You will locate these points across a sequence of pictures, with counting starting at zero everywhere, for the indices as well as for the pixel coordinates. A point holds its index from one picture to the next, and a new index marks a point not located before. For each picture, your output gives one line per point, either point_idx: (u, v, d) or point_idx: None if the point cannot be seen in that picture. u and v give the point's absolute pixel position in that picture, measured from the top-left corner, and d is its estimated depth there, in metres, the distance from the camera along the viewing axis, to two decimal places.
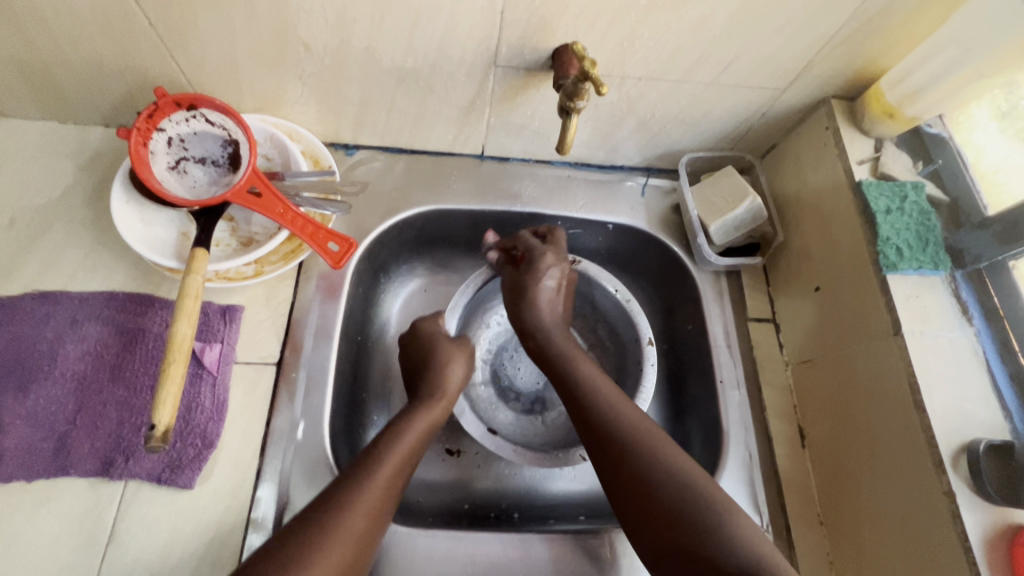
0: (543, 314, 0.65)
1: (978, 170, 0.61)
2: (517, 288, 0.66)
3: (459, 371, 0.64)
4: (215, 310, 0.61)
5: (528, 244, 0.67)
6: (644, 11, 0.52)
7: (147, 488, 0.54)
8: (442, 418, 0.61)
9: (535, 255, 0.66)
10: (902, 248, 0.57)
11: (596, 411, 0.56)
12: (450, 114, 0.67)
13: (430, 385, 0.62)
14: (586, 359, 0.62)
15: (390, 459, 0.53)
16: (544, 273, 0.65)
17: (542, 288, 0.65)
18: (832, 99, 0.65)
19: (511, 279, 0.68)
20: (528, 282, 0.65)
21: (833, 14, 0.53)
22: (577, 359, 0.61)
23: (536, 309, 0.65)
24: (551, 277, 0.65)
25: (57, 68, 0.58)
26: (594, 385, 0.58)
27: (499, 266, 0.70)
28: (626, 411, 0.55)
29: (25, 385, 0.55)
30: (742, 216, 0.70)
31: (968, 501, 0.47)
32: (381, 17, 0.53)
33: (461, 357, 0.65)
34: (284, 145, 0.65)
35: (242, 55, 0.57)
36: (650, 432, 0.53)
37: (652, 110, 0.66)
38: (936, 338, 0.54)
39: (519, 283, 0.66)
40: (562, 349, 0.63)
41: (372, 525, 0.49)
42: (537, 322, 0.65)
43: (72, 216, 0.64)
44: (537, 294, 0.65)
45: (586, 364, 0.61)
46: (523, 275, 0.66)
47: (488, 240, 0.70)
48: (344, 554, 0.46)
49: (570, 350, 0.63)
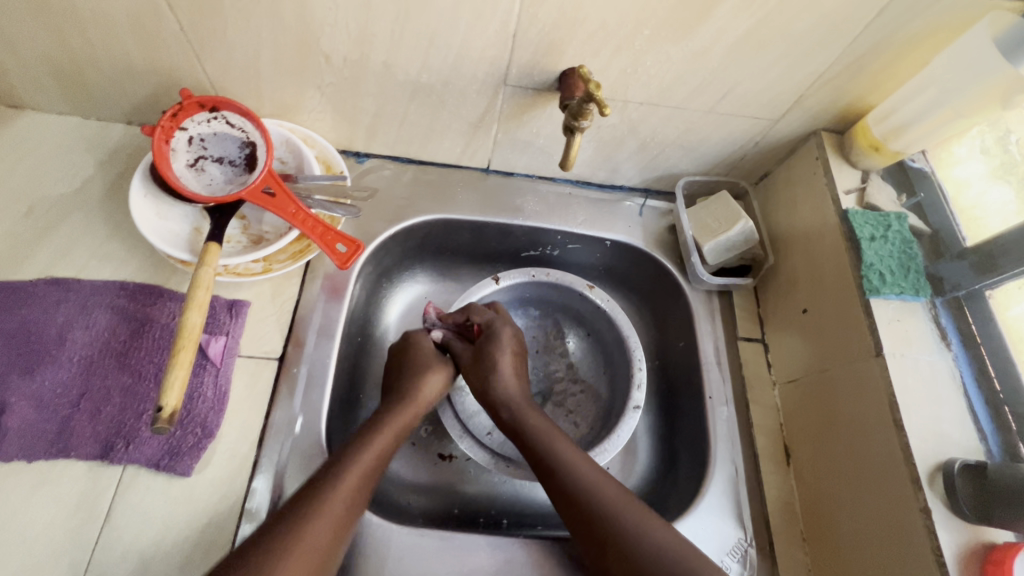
0: (509, 385, 0.66)
1: (957, 205, 0.64)
2: (480, 358, 0.68)
3: (434, 380, 0.66)
4: (222, 304, 0.63)
5: (484, 316, 0.70)
6: (647, 41, 0.56)
7: (145, 473, 0.55)
8: (411, 421, 0.63)
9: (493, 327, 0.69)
10: (885, 274, 0.59)
11: (576, 470, 0.56)
12: (459, 128, 0.70)
13: (403, 390, 0.64)
14: (560, 432, 0.61)
15: (370, 450, 0.56)
16: (502, 345, 0.68)
17: (502, 359, 0.67)
18: (822, 132, 0.69)
19: (467, 352, 0.69)
20: (489, 350, 0.67)
21: (824, 52, 0.56)
22: (554, 438, 0.60)
23: (500, 377, 0.66)
24: (507, 350, 0.68)
25: (87, 66, 0.61)
26: (573, 462, 0.57)
27: (447, 341, 0.71)
28: (608, 488, 0.55)
29: (32, 367, 0.56)
30: (736, 237, 0.72)
31: (944, 519, 0.49)
32: (401, 34, 0.56)
33: (434, 367, 0.67)
34: (299, 149, 0.67)
35: (266, 63, 0.60)
36: (634, 512, 0.53)
37: (652, 134, 0.69)
38: (917, 360, 0.56)
39: (480, 354, 0.68)
40: (533, 424, 0.62)
41: (354, 501, 0.52)
42: (504, 395, 0.65)
43: (88, 207, 0.66)
44: (498, 363, 0.66)
45: (562, 441, 0.60)
46: (482, 347, 0.68)
47: (430, 315, 0.72)
48: (326, 531, 0.49)
49: (541, 420, 0.62)
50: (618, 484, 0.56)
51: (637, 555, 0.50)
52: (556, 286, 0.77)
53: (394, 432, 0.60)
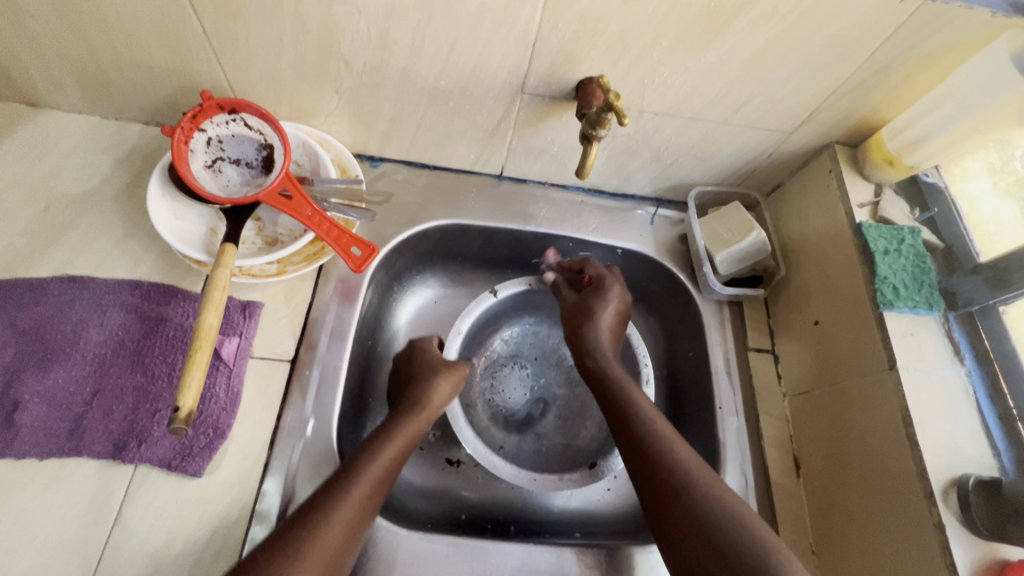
0: (603, 343, 0.67)
1: (971, 220, 0.64)
2: (581, 306, 0.70)
3: (447, 385, 0.65)
4: (235, 305, 0.63)
5: (596, 270, 0.72)
6: (665, 52, 0.56)
7: (156, 473, 0.55)
8: (422, 429, 0.61)
9: (603, 282, 0.70)
10: (898, 288, 0.59)
11: (651, 427, 0.58)
12: (475, 134, 0.70)
13: (414, 398, 0.63)
14: (639, 388, 0.63)
15: (380, 460, 0.55)
16: (607, 299, 0.69)
17: (606, 309, 0.68)
18: (835, 145, 0.69)
19: (572, 301, 0.72)
20: (595, 300, 0.69)
21: (841, 66, 0.57)
22: (631, 388, 0.62)
23: (597, 329, 0.67)
24: (614, 302, 0.69)
25: (108, 66, 0.62)
26: (647, 416, 0.59)
27: (556, 286, 0.74)
28: (681, 449, 0.55)
29: (46, 365, 0.56)
30: (749, 248, 0.72)
31: (958, 535, 0.49)
32: (421, 41, 0.56)
33: (448, 373, 0.66)
34: (314, 152, 0.68)
35: (286, 67, 0.60)
36: (697, 467, 0.54)
37: (666, 143, 0.70)
38: (930, 374, 0.56)
39: (582, 304, 0.70)
40: (616, 373, 0.64)
41: (360, 511, 0.51)
42: (595, 344, 0.67)
43: (105, 206, 0.67)
44: (600, 313, 0.68)
45: (641, 396, 0.61)
46: (587, 296, 0.70)
47: (549, 260, 0.75)
48: (333, 539, 0.48)
49: (620, 373, 0.64)
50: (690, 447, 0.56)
51: (693, 502, 0.51)
52: (568, 293, 0.76)
53: (397, 453, 0.57)
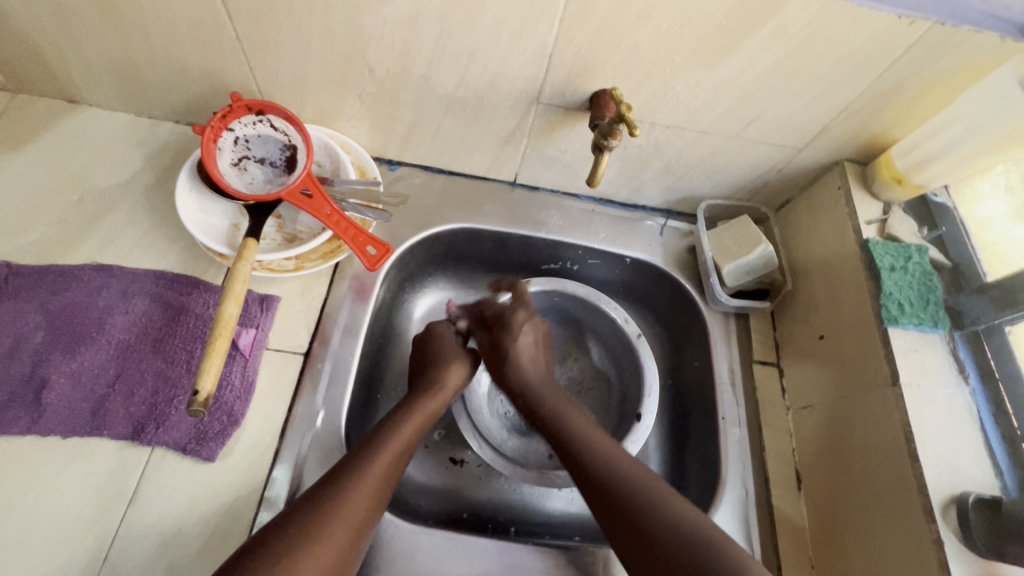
0: (526, 371, 0.68)
1: (980, 240, 0.65)
2: (495, 347, 0.70)
3: (458, 373, 0.68)
4: (254, 298, 0.65)
5: (500, 308, 0.73)
6: (677, 67, 0.58)
7: (172, 456, 0.57)
8: (439, 409, 0.64)
9: (511, 316, 0.71)
10: (904, 304, 0.60)
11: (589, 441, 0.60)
12: (490, 142, 0.72)
13: (431, 381, 0.66)
14: (571, 407, 0.65)
15: (397, 439, 0.57)
16: (519, 331, 0.70)
17: (520, 344, 0.69)
18: (846, 162, 0.70)
19: (485, 342, 0.72)
20: (505, 338, 0.70)
21: (851, 84, 0.58)
22: (563, 410, 0.64)
23: (520, 368, 0.68)
24: (525, 333, 0.70)
25: (145, 66, 0.65)
26: (582, 435, 0.61)
27: (470, 330, 0.74)
28: (623, 461, 0.57)
29: (74, 347, 0.59)
30: (756, 261, 0.73)
31: (957, 552, 0.49)
32: (442, 50, 0.59)
33: (461, 360, 0.69)
34: (336, 154, 0.70)
35: (313, 71, 0.63)
36: (642, 478, 0.55)
37: (676, 156, 0.71)
38: (933, 392, 0.56)
39: (495, 343, 0.70)
40: (548, 402, 0.65)
41: (383, 485, 0.54)
42: (522, 381, 0.68)
43: (135, 199, 0.70)
44: (515, 351, 0.69)
45: (574, 416, 0.64)
46: (499, 335, 0.71)
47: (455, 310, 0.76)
48: (357, 513, 0.50)
49: (558, 403, 0.65)
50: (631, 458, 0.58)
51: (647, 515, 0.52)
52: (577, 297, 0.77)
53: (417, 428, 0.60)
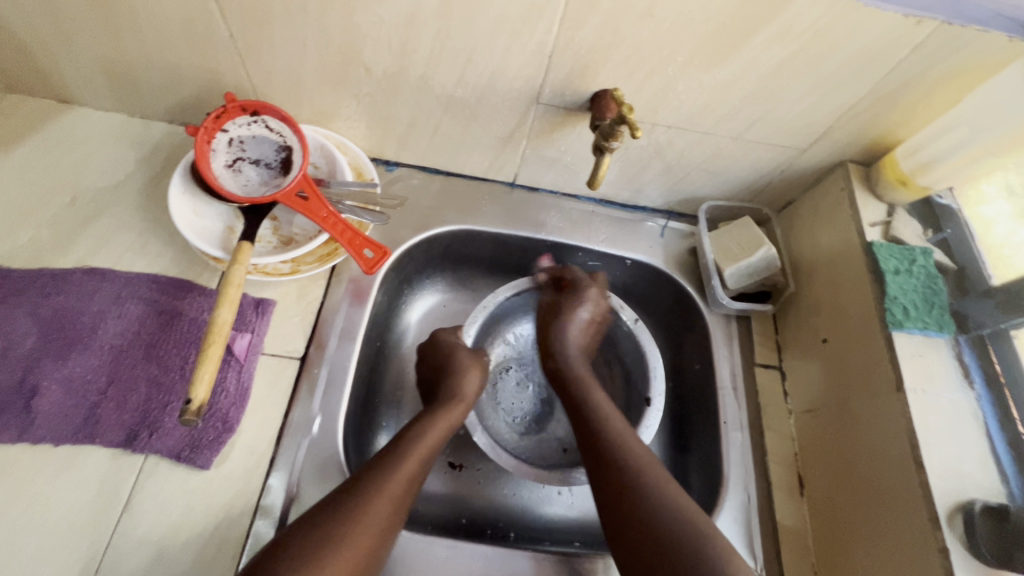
0: (571, 341, 0.70)
1: (985, 243, 0.64)
2: (556, 306, 0.73)
3: (475, 380, 0.67)
4: (249, 302, 0.64)
5: (577, 276, 0.74)
6: (680, 67, 0.57)
7: (165, 464, 0.56)
8: (461, 419, 0.64)
9: (581, 285, 0.72)
10: (908, 308, 0.59)
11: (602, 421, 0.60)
12: (488, 142, 0.71)
13: (448, 393, 0.65)
14: (597, 387, 0.65)
15: (419, 448, 0.57)
16: (583, 301, 0.71)
17: (576, 318, 0.70)
18: (849, 163, 0.69)
19: (551, 300, 0.74)
20: (569, 303, 0.71)
21: (856, 85, 0.57)
22: (590, 389, 0.64)
23: (564, 334, 0.70)
24: (586, 308, 0.71)
25: (137, 66, 0.64)
26: (601, 412, 0.61)
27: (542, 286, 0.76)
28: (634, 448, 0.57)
29: (65, 353, 0.58)
30: (758, 263, 0.72)
31: (963, 560, 0.49)
32: (440, 50, 0.58)
33: (476, 367, 0.68)
34: (332, 155, 0.69)
35: (308, 71, 0.62)
36: (650, 464, 0.55)
37: (678, 157, 0.70)
38: (938, 398, 0.56)
39: (559, 305, 0.72)
40: (579, 373, 0.67)
41: (405, 492, 0.53)
42: (566, 354, 0.69)
43: (127, 201, 0.69)
44: (568, 321, 0.70)
45: (598, 395, 0.64)
46: (564, 299, 0.72)
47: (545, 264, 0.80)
48: (380, 520, 0.50)
49: (584, 374, 0.67)
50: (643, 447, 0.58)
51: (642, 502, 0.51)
52: None
53: (438, 439, 0.60)
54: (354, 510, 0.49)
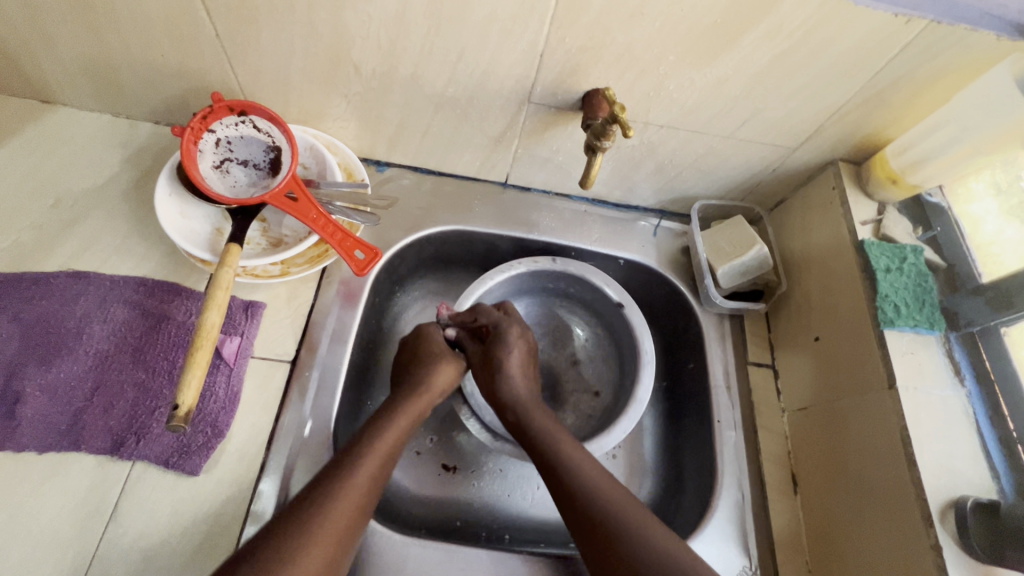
0: (517, 386, 0.65)
1: (974, 240, 0.65)
2: (486, 360, 0.67)
3: (447, 370, 0.66)
4: (238, 305, 0.63)
5: (492, 317, 0.69)
6: (671, 66, 0.56)
7: (154, 470, 0.55)
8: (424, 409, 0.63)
9: (501, 329, 0.68)
10: (899, 306, 0.59)
11: (576, 468, 0.57)
12: (480, 142, 0.71)
13: (417, 381, 0.64)
14: (573, 442, 0.60)
15: (383, 437, 0.57)
16: (510, 346, 0.67)
17: (510, 360, 0.66)
18: (839, 162, 0.69)
19: (478, 355, 0.69)
20: (498, 353, 0.67)
21: (846, 84, 0.57)
22: (561, 442, 0.60)
23: (510, 380, 0.65)
24: (516, 347, 0.67)
25: (122, 66, 0.63)
26: (559, 445, 0.60)
27: (459, 338, 0.71)
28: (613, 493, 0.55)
29: (49, 358, 0.57)
30: (750, 262, 0.72)
31: (956, 558, 0.49)
32: (430, 49, 0.57)
33: (451, 363, 0.67)
34: (322, 155, 0.68)
35: (297, 70, 0.61)
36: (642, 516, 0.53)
37: (669, 156, 0.70)
38: (929, 394, 0.56)
39: (488, 356, 0.68)
40: (539, 425, 0.62)
41: (368, 495, 0.52)
42: (513, 397, 0.65)
43: (113, 203, 0.67)
44: (506, 365, 0.66)
45: (543, 416, 0.63)
46: (491, 349, 0.67)
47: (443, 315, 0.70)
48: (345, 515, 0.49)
49: (547, 426, 0.62)
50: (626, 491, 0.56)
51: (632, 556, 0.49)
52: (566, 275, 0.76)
53: (404, 429, 0.59)
54: (339, 477, 0.51)
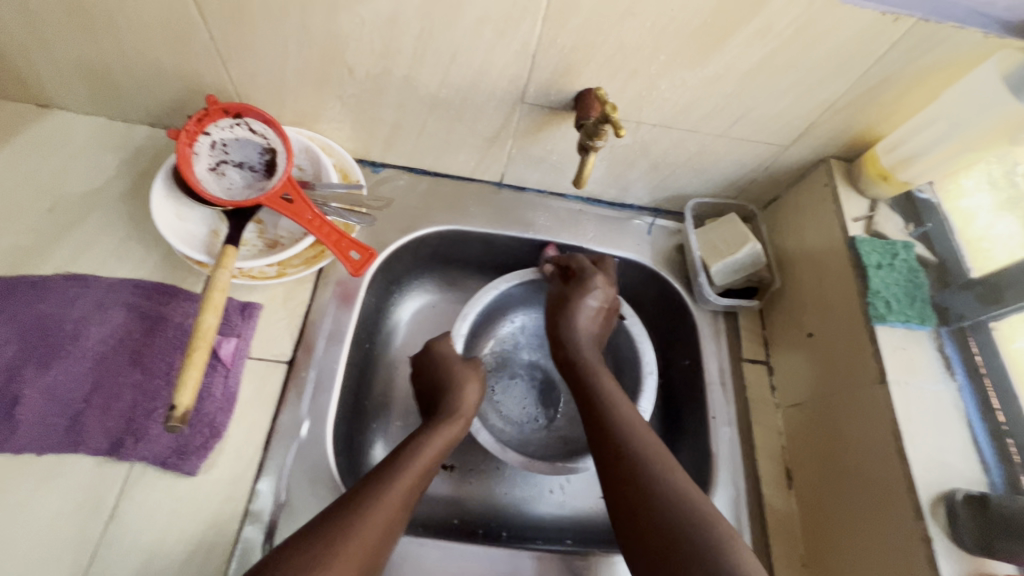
0: (579, 326, 0.69)
1: (964, 236, 0.65)
2: (562, 297, 0.71)
3: (475, 391, 0.67)
4: (235, 306, 0.64)
5: (581, 263, 0.71)
6: (663, 65, 0.57)
7: (152, 471, 0.55)
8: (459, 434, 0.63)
9: (585, 274, 0.70)
10: (891, 302, 0.60)
11: (613, 410, 0.59)
12: (475, 142, 0.71)
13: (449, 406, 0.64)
14: (610, 377, 0.65)
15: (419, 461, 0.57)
16: (592, 291, 0.69)
17: (586, 305, 0.69)
18: (831, 159, 0.70)
19: (557, 291, 0.73)
20: (575, 295, 0.69)
21: (836, 82, 0.58)
22: (598, 378, 0.64)
23: (573, 320, 0.69)
24: (597, 295, 0.69)
25: (117, 69, 0.63)
26: (616, 408, 0.60)
27: (550, 276, 0.75)
28: (637, 434, 0.57)
29: (47, 361, 0.57)
30: (744, 259, 0.73)
31: (944, 549, 0.50)
32: (423, 50, 0.57)
33: (475, 379, 0.67)
34: (317, 157, 0.69)
35: (291, 73, 0.62)
36: (665, 462, 0.54)
37: (663, 155, 0.71)
38: (920, 389, 0.57)
39: (564, 295, 0.71)
40: (588, 363, 0.66)
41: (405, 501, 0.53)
42: (573, 337, 0.69)
43: (109, 206, 0.68)
44: (578, 308, 0.69)
45: (609, 380, 0.64)
46: (570, 290, 0.70)
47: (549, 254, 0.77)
48: (382, 520, 0.50)
49: (596, 363, 0.66)
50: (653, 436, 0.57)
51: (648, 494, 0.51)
52: None
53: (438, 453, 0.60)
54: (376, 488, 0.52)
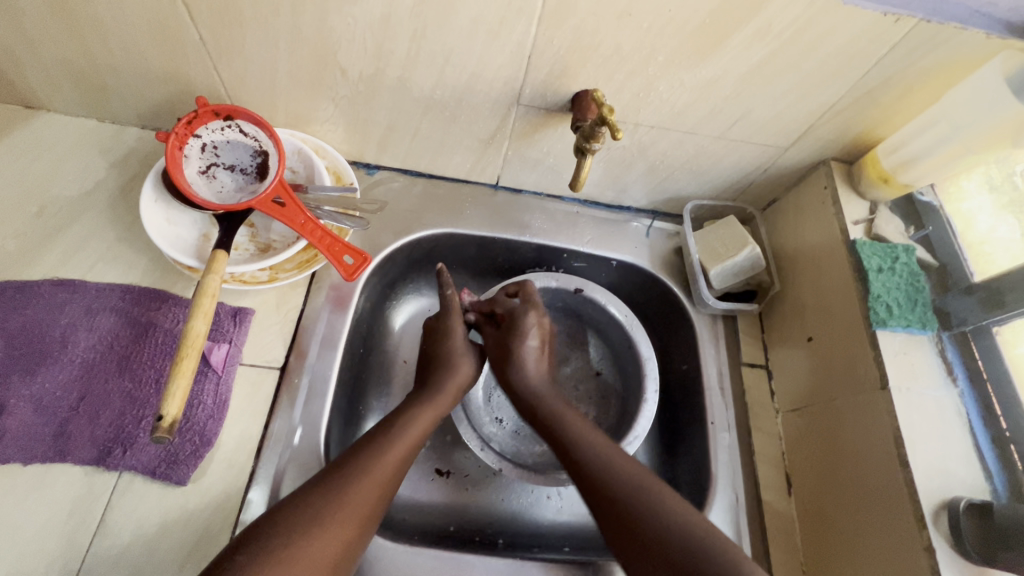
0: (530, 372, 0.66)
1: (966, 239, 0.64)
2: (502, 347, 0.67)
3: (469, 367, 0.66)
4: (226, 312, 0.62)
5: (507, 306, 0.69)
6: (660, 66, 0.56)
7: (141, 480, 0.54)
8: (446, 405, 0.63)
9: (518, 315, 0.67)
10: (892, 306, 0.59)
11: (581, 438, 0.58)
12: (470, 144, 0.70)
13: (437, 380, 0.64)
14: (576, 413, 0.62)
15: (407, 434, 0.57)
16: (526, 333, 0.67)
17: (526, 348, 0.66)
18: (832, 161, 0.69)
19: (494, 339, 0.69)
20: (512, 342, 0.66)
21: (836, 84, 0.57)
22: (563, 412, 0.62)
23: (522, 368, 0.65)
24: (532, 333, 0.67)
25: (106, 71, 0.62)
26: (587, 435, 0.59)
27: (479, 324, 0.72)
28: (615, 456, 0.56)
29: (34, 368, 0.56)
30: (742, 262, 0.72)
31: (948, 559, 0.49)
32: (416, 51, 0.56)
33: (468, 354, 0.67)
34: (310, 160, 0.68)
35: (283, 74, 0.61)
36: (646, 484, 0.53)
37: (661, 157, 0.70)
38: (922, 395, 0.56)
39: (502, 342, 0.67)
40: (549, 402, 0.63)
41: (389, 481, 0.53)
42: (527, 390, 0.65)
43: (98, 210, 0.67)
44: (522, 354, 0.66)
45: (576, 415, 0.61)
46: (507, 335, 0.67)
47: (466, 301, 0.72)
48: (365, 504, 0.50)
49: (557, 406, 0.63)
50: (624, 452, 0.57)
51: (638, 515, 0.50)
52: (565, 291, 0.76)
53: (422, 430, 0.59)
54: (359, 467, 0.52)
